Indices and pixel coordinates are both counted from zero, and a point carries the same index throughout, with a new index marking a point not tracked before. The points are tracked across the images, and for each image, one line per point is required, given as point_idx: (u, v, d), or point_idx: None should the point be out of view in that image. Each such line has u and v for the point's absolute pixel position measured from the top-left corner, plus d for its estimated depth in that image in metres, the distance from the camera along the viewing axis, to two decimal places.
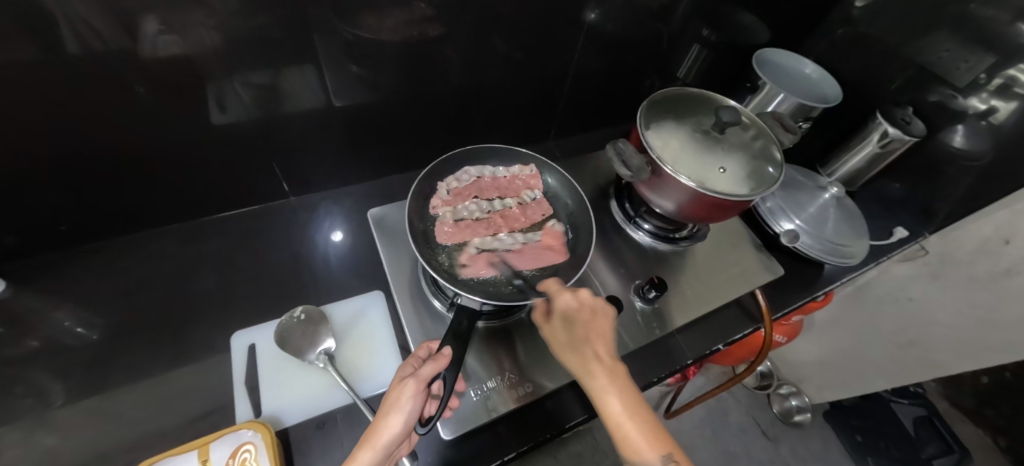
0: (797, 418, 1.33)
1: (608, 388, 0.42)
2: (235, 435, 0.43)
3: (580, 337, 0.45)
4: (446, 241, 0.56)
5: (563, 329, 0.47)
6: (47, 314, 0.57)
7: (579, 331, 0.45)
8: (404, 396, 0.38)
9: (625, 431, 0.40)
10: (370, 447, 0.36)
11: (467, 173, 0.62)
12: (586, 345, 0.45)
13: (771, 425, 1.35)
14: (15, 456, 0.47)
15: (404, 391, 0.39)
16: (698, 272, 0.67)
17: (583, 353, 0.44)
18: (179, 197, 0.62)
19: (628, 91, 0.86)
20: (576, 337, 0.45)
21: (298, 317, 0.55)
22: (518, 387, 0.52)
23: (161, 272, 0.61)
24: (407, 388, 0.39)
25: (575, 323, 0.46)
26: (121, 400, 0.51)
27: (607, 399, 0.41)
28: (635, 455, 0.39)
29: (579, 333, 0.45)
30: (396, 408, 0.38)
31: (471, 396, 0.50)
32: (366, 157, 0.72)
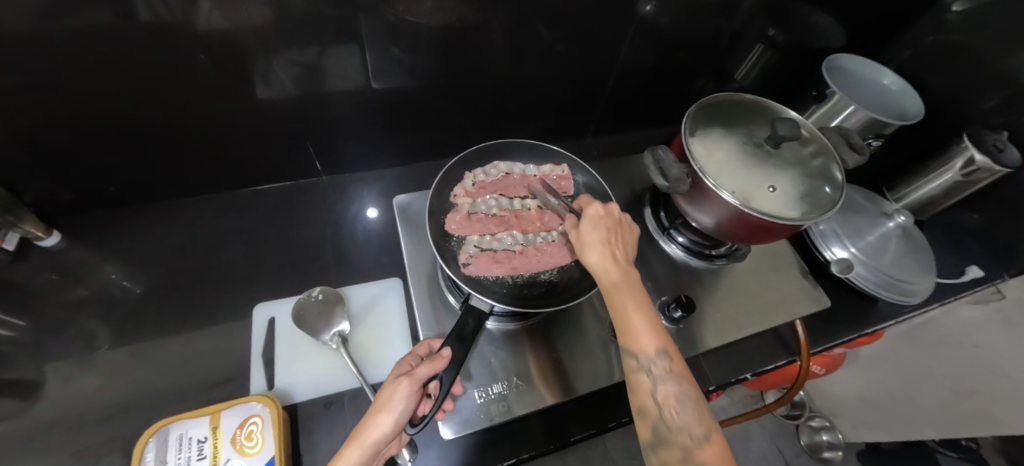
0: (827, 455, 1.24)
1: (618, 283, 0.40)
2: (244, 406, 0.44)
3: (603, 237, 0.42)
4: (465, 235, 0.53)
5: (589, 230, 0.43)
6: (94, 266, 0.60)
7: (602, 232, 0.43)
8: (397, 396, 0.37)
9: (626, 323, 0.38)
10: (358, 445, 0.36)
11: (494, 166, 0.59)
12: (607, 243, 0.42)
13: (796, 457, 1.27)
14: (55, 396, 0.50)
15: (397, 390, 0.38)
16: (732, 295, 0.62)
17: (605, 251, 0.41)
18: (219, 167, 0.64)
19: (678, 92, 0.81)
20: (599, 235, 0.43)
21: (315, 296, 0.55)
22: (522, 395, 0.50)
23: (197, 238, 0.64)
24: (400, 387, 0.38)
25: (600, 225, 0.43)
26: (151, 357, 0.54)
27: (619, 293, 0.39)
28: (632, 343, 0.37)
29: (601, 234, 0.43)
30: (388, 408, 0.37)
31: (473, 398, 0.49)
32: (398, 142, 0.71)
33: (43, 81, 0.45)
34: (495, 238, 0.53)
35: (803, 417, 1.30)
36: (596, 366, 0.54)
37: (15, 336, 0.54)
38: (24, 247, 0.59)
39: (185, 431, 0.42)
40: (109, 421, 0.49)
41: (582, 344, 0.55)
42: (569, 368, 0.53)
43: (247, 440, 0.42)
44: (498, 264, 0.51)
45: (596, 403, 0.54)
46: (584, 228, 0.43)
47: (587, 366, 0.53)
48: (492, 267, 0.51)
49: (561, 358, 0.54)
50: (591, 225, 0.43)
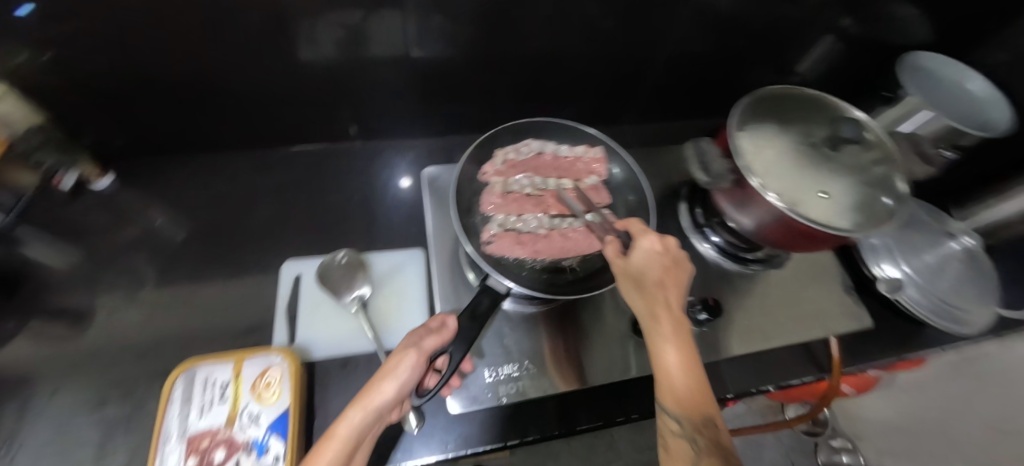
0: None
1: (667, 333, 0.37)
2: (265, 357, 0.46)
3: (655, 278, 0.39)
4: (492, 212, 0.49)
5: (640, 267, 0.40)
6: (140, 210, 0.64)
7: (654, 271, 0.39)
8: (403, 365, 0.38)
9: (669, 381, 0.35)
10: (361, 407, 0.36)
11: (528, 145, 0.55)
12: (657, 285, 0.39)
13: None
14: (100, 327, 0.54)
15: (403, 360, 0.38)
16: (762, 301, 0.59)
17: (655, 295, 0.39)
18: (259, 124, 0.65)
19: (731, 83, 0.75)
20: (652, 277, 0.39)
21: (340, 260, 0.56)
22: (533, 378, 0.50)
23: (235, 192, 0.66)
24: (407, 357, 0.38)
25: (653, 264, 0.40)
26: (185, 301, 0.57)
27: (664, 344, 0.36)
28: (674, 404, 0.34)
29: (655, 275, 0.39)
30: (393, 376, 0.37)
31: (483, 376, 0.49)
32: (433, 114, 0.70)
33: (101, 28, 0.47)
34: (522, 219, 0.48)
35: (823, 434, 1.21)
36: (610, 357, 0.53)
37: (70, 268, 0.58)
38: (80, 187, 0.63)
39: (211, 373, 0.44)
40: (145, 356, 0.53)
41: (597, 336, 0.54)
42: (580, 356, 0.52)
43: (267, 387, 0.44)
44: (522, 247, 0.47)
45: (605, 396, 0.52)
46: (635, 265, 0.40)
47: (600, 357, 0.53)
48: (516, 249, 0.47)
49: (573, 344, 0.53)
50: (644, 262, 0.40)
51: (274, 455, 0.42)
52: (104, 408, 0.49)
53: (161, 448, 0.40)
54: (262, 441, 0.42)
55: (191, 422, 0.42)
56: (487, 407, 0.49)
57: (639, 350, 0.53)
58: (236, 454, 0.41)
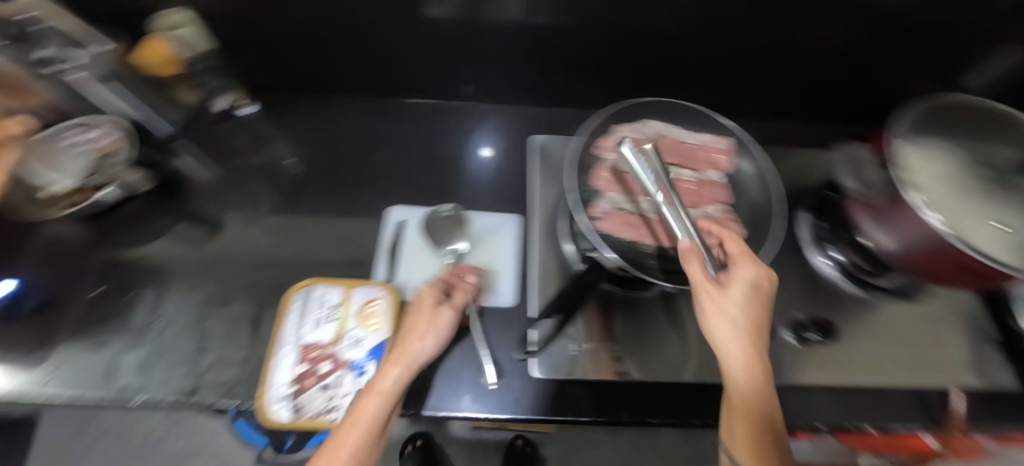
0: None
1: (747, 382, 0.35)
2: (371, 288, 0.50)
3: (745, 316, 0.36)
4: (603, 188, 0.47)
5: (734, 300, 0.37)
6: (269, 140, 0.70)
7: (746, 309, 0.37)
8: (442, 323, 0.44)
9: (744, 434, 0.33)
10: (404, 361, 0.41)
11: (647, 125, 0.51)
12: (745, 326, 0.36)
13: None
14: (231, 238, 0.61)
15: (442, 319, 0.44)
16: (872, 334, 0.53)
17: (743, 336, 0.36)
18: (382, 75, 0.69)
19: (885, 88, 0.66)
20: (742, 315, 0.36)
21: (443, 212, 0.58)
22: (612, 361, 0.50)
23: (349, 136, 0.70)
24: (445, 316, 0.45)
25: (746, 300, 0.37)
26: (300, 228, 0.62)
27: (745, 394, 0.34)
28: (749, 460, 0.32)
29: (746, 313, 0.36)
30: (433, 333, 0.43)
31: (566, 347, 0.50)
32: (544, 84, 0.70)
33: None
34: (632, 200, 0.47)
35: None
36: (694, 357, 0.51)
37: (212, 182, 0.66)
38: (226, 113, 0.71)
39: (325, 293, 0.49)
40: (265, 269, 0.59)
41: (683, 333, 0.52)
42: (661, 348, 0.51)
43: (371, 316, 0.48)
44: (630, 229, 0.46)
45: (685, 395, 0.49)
46: (729, 297, 0.37)
47: (682, 354, 0.51)
48: (624, 231, 0.45)
49: (657, 336, 0.52)
50: (737, 297, 0.37)
51: (370, 378, 0.45)
52: (230, 308, 0.56)
53: (280, 347, 0.46)
54: (361, 363, 0.46)
55: (304, 332, 0.47)
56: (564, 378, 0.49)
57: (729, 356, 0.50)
58: (339, 370, 0.46)
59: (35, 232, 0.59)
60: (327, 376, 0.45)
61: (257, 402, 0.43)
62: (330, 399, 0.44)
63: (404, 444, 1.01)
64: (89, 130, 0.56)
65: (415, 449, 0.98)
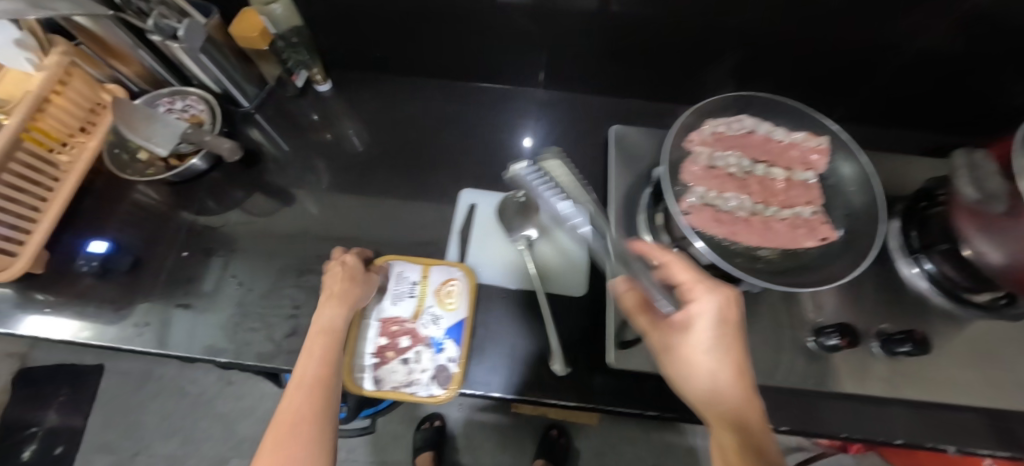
0: None
1: (722, 418, 0.33)
2: (448, 269, 0.51)
3: (708, 350, 0.35)
4: (690, 182, 0.46)
5: (693, 334, 0.36)
6: (337, 117, 0.70)
7: (706, 341, 0.35)
8: (340, 275, 0.47)
9: None
10: (336, 313, 0.44)
11: (740, 120, 0.49)
12: (708, 361, 0.35)
13: None
14: (299, 211, 0.62)
15: (337, 270, 0.47)
16: (964, 350, 0.48)
17: (708, 372, 0.35)
18: (453, 56, 0.67)
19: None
20: (700, 348, 0.35)
21: (519, 197, 0.57)
22: None
23: (414, 117, 0.69)
24: (340, 267, 0.48)
25: (706, 331, 0.35)
26: (366, 206, 0.62)
27: (724, 432, 0.33)
28: None
29: (708, 346, 0.35)
30: (347, 285, 0.46)
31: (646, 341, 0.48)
32: (622, 75, 0.66)
33: None
34: (721, 196, 0.46)
35: None
36: (777, 361, 0.47)
37: (283, 155, 0.67)
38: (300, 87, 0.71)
39: (404, 270, 0.51)
40: (333, 244, 0.59)
41: (761, 333, 0.48)
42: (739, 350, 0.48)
43: (448, 295, 0.50)
44: (718, 225, 0.44)
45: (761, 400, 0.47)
46: (683, 335, 0.36)
47: (765, 359, 0.47)
48: (712, 226, 0.44)
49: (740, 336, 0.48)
50: (694, 331, 0.36)
51: (447, 356, 0.47)
52: (298, 278, 0.56)
53: (363, 320, 0.48)
54: (439, 341, 0.47)
55: (385, 307, 0.49)
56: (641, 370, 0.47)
57: (812, 366, 0.47)
58: (417, 345, 0.47)
59: (128, 196, 0.63)
60: (407, 351, 0.47)
61: (343, 370, 0.45)
62: (410, 373, 0.46)
63: (423, 419, 1.06)
64: (175, 103, 0.61)
65: (432, 428, 1.04)
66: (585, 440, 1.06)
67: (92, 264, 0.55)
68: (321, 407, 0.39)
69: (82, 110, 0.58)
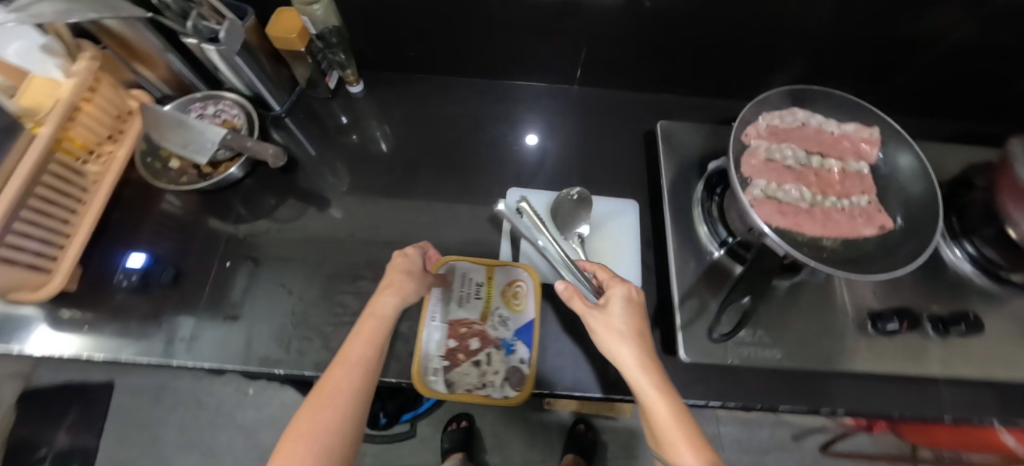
0: None
1: (648, 387, 0.36)
2: (512, 270, 0.51)
3: (624, 329, 0.40)
4: (751, 175, 0.47)
5: (617, 317, 0.41)
6: (367, 119, 0.68)
7: (624, 323, 0.40)
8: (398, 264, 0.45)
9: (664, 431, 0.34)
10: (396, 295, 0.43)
11: (793, 113, 0.50)
12: (624, 341, 0.39)
13: None
14: (338, 216, 0.60)
15: (398, 261, 0.46)
16: (1012, 326, 0.49)
17: (626, 349, 0.39)
18: (486, 54, 0.66)
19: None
20: (618, 328, 0.40)
21: (572, 195, 0.57)
22: (761, 349, 0.48)
23: (446, 117, 0.68)
24: (399, 260, 0.46)
25: (622, 314, 0.41)
26: (406, 209, 0.61)
27: (655, 400, 0.36)
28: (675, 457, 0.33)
29: (625, 326, 0.40)
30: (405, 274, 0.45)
31: (717, 334, 0.47)
32: (657, 71, 0.65)
33: None
34: (782, 189, 0.46)
35: None
36: (837, 348, 0.48)
37: (316, 159, 0.65)
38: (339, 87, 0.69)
39: (468, 271, 0.51)
40: (376, 249, 0.58)
41: (819, 321, 0.50)
42: (801, 338, 0.49)
43: (515, 296, 0.50)
44: (783, 217, 0.45)
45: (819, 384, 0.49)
46: (607, 317, 0.41)
47: (825, 345, 0.48)
48: (777, 218, 0.45)
49: (800, 323, 0.49)
50: (617, 315, 0.41)
51: (519, 357, 0.47)
52: (346, 285, 0.55)
53: (431, 322, 0.48)
54: (509, 341, 0.48)
55: (453, 308, 0.49)
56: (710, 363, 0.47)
57: (869, 350, 0.48)
58: (488, 347, 0.48)
59: (159, 206, 0.61)
60: (477, 353, 0.47)
61: (415, 373, 0.45)
62: (483, 374, 0.46)
63: (449, 421, 1.05)
64: (206, 107, 0.60)
65: (459, 429, 1.03)
66: (610, 433, 1.07)
67: (131, 279, 0.53)
68: (365, 387, 0.37)
69: (109, 117, 0.55)
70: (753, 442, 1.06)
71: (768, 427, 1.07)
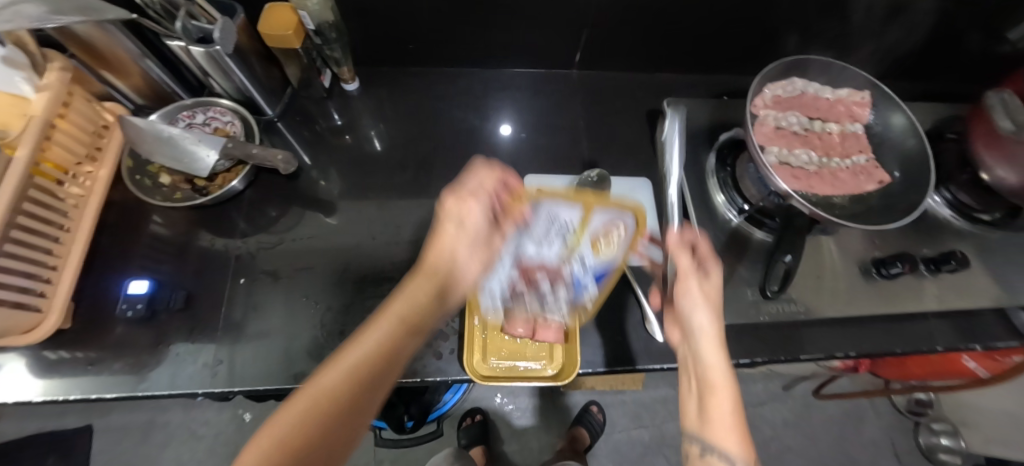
0: (943, 457, 1.08)
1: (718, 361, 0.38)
2: (619, 212, 0.48)
3: (712, 301, 0.40)
4: (764, 142, 0.50)
5: (710, 287, 0.41)
6: (363, 118, 0.66)
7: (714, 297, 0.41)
8: (448, 228, 0.44)
9: (718, 409, 0.35)
10: (404, 299, 0.40)
11: (793, 83, 0.54)
12: (710, 312, 0.40)
13: (909, 453, 1.11)
14: (348, 221, 0.58)
15: (448, 223, 0.44)
16: (986, 260, 0.56)
17: (710, 319, 0.39)
18: (481, 43, 0.65)
19: (1012, 43, 0.65)
20: (709, 297, 0.41)
21: (591, 177, 0.59)
22: (790, 304, 0.50)
23: (445, 110, 0.67)
24: (451, 218, 0.44)
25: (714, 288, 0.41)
26: (419, 207, 0.59)
27: (718, 376, 0.37)
28: (716, 434, 0.34)
29: (715, 299, 0.41)
30: (445, 239, 0.43)
31: (749, 294, 0.50)
32: (651, 50, 0.67)
33: None
34: (792, 153, 0.50)
35: (925, 417, 1.12)
36: (849, 297, 0.52)
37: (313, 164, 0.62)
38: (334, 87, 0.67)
39: (556, 211, 0.47)
40: (396, 249, 0.56)
41: (832, 273, 0.53)
42: (821, 290, 0.52)
43: (605, 241, 0.47)
44: (797, 180, 0.48)
45: (830, 333, 0.53)
46: (702, 285, 0.41)
47: (840, 296, 0.52)
48: (791, 182, 0.48)
49: (819, 278, 0.53)
50: (711, 287, 0.41)
51: (585, 296, 0.48)
52: (369, 291, 0.53)
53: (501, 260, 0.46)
54: (580, 282, 0.46)
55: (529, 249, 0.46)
56: (744, 322, 0.50)
57: (874, 296, 0.53)
58: (557, 286, 0.46)
59: (149, 227, 0.56)
60: (545, 289, 0.47)
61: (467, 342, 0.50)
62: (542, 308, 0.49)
63: (464, 417, 1.06)
64: (195, 116, 0.56)
65: (474, 423, 1.04)
66: (619, 407, 1.11)
67: (137, 307, 0.49)
68: (381, 380, 0.35)
69: (87, 134, 0.51)
70: (749, 396, 1.14)
71: (761, 381, 1.15)
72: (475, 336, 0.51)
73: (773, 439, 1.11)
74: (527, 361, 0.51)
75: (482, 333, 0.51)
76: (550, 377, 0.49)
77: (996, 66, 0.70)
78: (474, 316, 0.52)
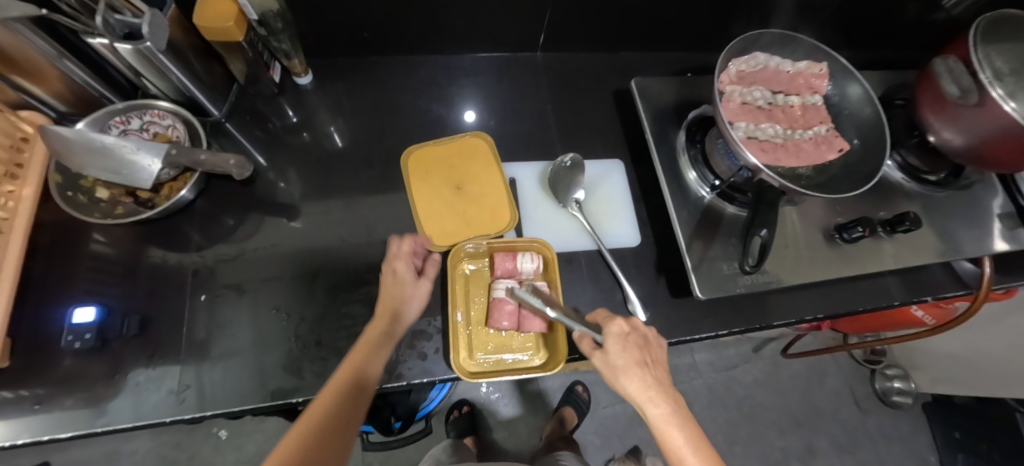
0: (896, 399, 1.17)
1: (666, 419, 0.37)
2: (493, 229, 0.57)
3: (633, 362, 0.40)
4: (731, 118, 0.50)
5: (617, 351, 0.40)
6: (320, 113, 0.62)
7: (633, 356, 0.40)
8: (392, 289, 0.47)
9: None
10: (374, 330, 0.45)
11: (755, 57, 0.54)
12: (629, 373, 0.39)
13: (867, 398, 1.20)
14: (313, 224, 0.55)
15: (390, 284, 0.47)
16: (933, 217, 0.59)
17: (641, 377, 0.39)
18: (441, 28, 0.62)
19: (946, 10, 0.69)
20: (625, 361, 0.40)
21: (564, 162, 0.59)
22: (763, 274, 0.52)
23: (407, 100, 0.64)
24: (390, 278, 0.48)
25: (628, 350, 0.40)
26: (388, 203, 0.57)
27: (671, 431, 0.37)
28: None
29: (634, 358, 0.40)
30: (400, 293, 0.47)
31: (725, 268, 0.51)
32: (614, 29, 0.66)
33: None
34: (759, 128, 0.51)
35: (880, 364, 1.21)
36: (815, 263, 0.54)
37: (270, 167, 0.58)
38: (284, 82, 0.62)
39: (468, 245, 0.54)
40: (368, 249, 0.54)
41: (799, 240, 0.55)
42: (790, 258, 0.54)
43: None
44: (765, 153, 0.49)
45: (798, 298, 0.56)
46: (612, 352, 0.40)
47: (806, 262, 0.54)
48: (759, 155, 0.49)
49: (788, 247, 0.55)
50: (619, 348, 0.40)
51: None
52: (344, 296, 0.51)
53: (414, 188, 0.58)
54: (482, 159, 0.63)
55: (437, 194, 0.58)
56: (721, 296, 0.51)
57: (837, 259, 0.55)
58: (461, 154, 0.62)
59: (90, 246, 0.51)
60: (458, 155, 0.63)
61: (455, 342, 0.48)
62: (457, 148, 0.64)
63: (451, 410, 1.05)
64: (129, 121, 0.51)
65: (461, 415, 1.04)
66: (603, 384, 1.14)
67: (85, 337, 0.45)
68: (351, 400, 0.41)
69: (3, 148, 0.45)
70: (724, 359, 1.20)
71: (734, 346, 1.21)
72: (460, 332, 0.50)
73: (747, 398, 1.17)
74: (515, 353, 0.51)
75: (466, 329, 0.51)
76: (539, 366, 0.50)
77: (933, 33, 0.73)
78: (456, 312, 0.51)
